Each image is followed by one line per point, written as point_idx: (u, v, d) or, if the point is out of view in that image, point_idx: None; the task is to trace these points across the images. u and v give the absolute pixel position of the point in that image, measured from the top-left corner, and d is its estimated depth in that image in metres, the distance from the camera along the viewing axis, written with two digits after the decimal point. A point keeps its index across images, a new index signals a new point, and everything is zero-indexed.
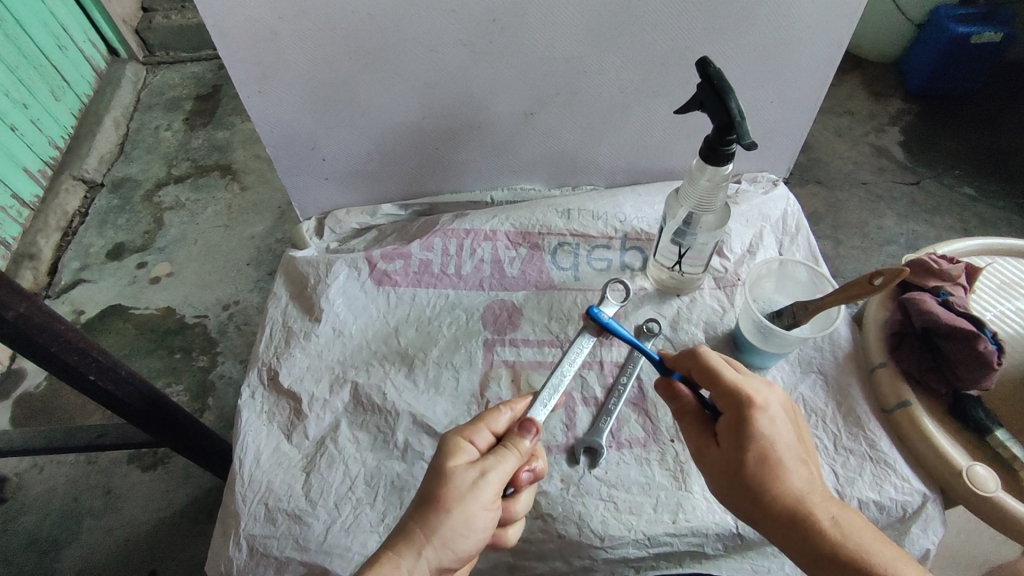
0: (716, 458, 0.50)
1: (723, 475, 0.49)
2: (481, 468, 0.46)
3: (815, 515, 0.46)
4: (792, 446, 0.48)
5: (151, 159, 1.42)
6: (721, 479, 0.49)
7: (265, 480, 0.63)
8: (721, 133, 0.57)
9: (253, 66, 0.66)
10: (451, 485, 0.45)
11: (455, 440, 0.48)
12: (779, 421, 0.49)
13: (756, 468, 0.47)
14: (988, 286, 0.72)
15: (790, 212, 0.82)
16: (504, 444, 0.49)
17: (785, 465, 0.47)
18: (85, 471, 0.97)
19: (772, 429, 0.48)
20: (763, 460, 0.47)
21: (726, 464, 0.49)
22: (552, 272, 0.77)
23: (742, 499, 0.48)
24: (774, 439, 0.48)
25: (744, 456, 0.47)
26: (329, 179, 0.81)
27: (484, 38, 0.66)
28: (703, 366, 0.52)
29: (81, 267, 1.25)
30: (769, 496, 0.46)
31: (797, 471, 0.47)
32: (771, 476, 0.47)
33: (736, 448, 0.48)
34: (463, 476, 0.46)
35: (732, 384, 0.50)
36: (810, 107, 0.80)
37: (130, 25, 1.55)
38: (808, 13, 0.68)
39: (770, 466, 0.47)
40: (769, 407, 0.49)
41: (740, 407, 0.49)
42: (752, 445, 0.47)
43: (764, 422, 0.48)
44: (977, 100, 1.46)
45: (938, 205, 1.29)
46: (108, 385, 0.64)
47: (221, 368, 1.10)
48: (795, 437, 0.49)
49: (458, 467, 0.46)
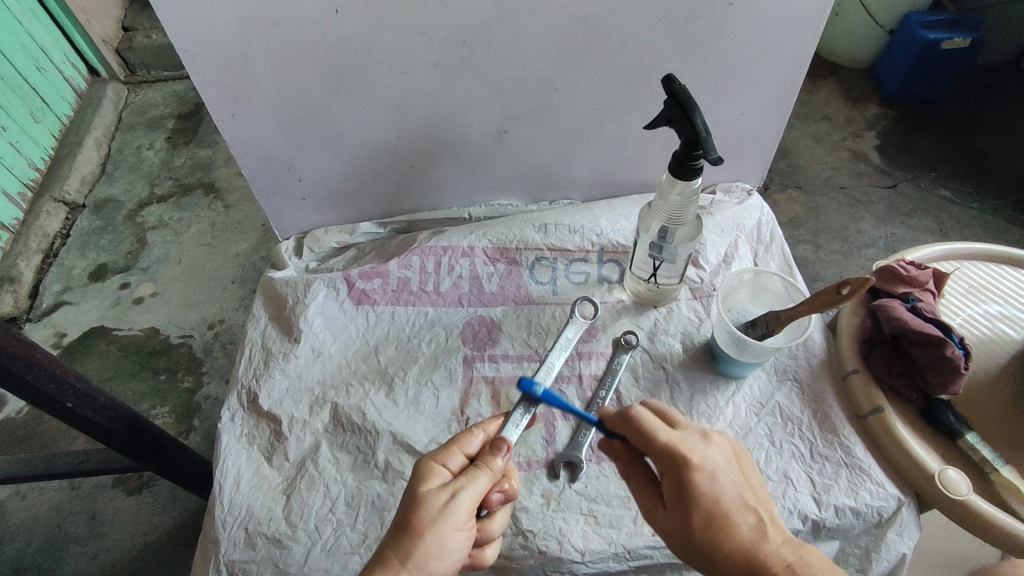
0: (664, 523, 0.50)
1: (674, 536, 0.49)
2: (453, 489, 0.47)
3: (770, 564, 0.46)
4: (737, 498, 0.48)
5: (134, 179, 1.42)
6: (673, 542, 0.49)
7: (245, 504, 0.63)
8: (688, 149, 0.58)
9: (225, 90, 0.66)
10: (423, 510, 0.46)
11: (429, 464, 0.49)
12: (720, 477, 0.48)
13: (703, 531, 0.47)
14: (957, 290, 0.73)
15: (764, 221, 0.84)
16: (477, 464, 0.50)
17: (731, 520, 0.47)
18: (68, 497, 0.96)
19: (714, 488, 0.48)
20: (710, 521, 0.47)
21: (674, 529, 0.49)
22: (530, 287, 0.77)
23: (695, 559, 0.49)
24: (718, 496, 0.48)
25: (691, 519, 0.48)
26: (307, 199, 0.82)
27: (454, 59, 0.67)
28: (637, 430, 0.51)
29: (63, 289, 1.24)
30: (721, 555, 0.47)
31: (746, 522, 0.48)
32: (719, 535, 0.47)
33: (682, 508, 0.48)
34: (435, 499, 0.46)
35: (667, 446, 0.49)
36: (780, 118, 0.81)
37: (110, 45, 1.55)
38: (772, 28, 0.69)
39: (717, 524, 0.47)
40: (708, 467, 0.48)
41: (681, 470, 0.48)
42: (698, 504, 0.47)
43: (703, 482, 0.48)
44: (950, 103, 1.49)
45: (915, 208, 1.31)
46: (86, 411, 0.63)
47: (206, 388, 1.09)
48: (740, 487, 0.49)
49: (431, 491, 0.47)
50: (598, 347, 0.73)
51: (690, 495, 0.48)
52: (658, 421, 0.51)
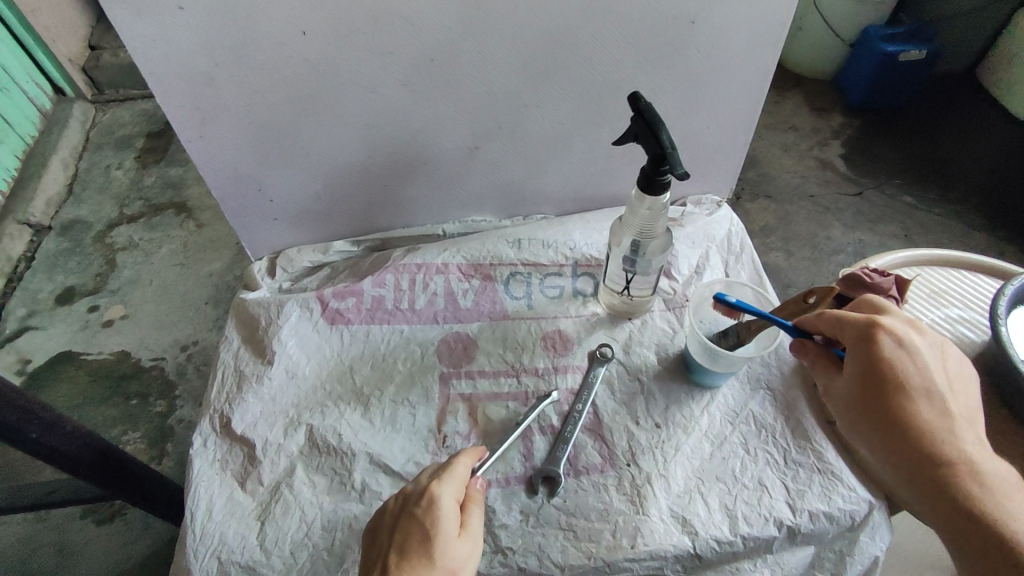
0: (849, 382, 0.54)
1: (857, 396, 0.54)
2: (471, 536, 0.54)
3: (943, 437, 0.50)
4: (930, 371, 0.52)
5: (102, 200, 1.40)
6: (857, 402, 0.54)
7: (219, 531, 0.62)
8: (655, 164, 0.58)
9: (192, 111, 0.66)
10: (458, 558, 0.51)
11: (448, 505, 0.53)
12: (915, 348, 0.52)
13: (891, 387, 0.52)
14: (919, 295, 0.76)
15: (733, 232, 0.85)
16: (469, 504, 0.56)
17: (914, 388, 0.51)
18: (35, 529, 0.93)
19: (899, 360, 0.52)
20: (895, 381, 0.52)
21: (862, 384, 0.53)
22: (505, 302, 0.77)
23: (885, 427, 0.52)
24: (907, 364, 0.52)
25: (881, 375, 0.52)
26: (279, 219, 0.81)
27: (423, 77, 0.67)
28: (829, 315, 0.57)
29: (28, 314, 1.21)
30: (903, 416, 0.51)
31: (928, 403, 0.51)
32: (904, 397, 0.51)
33: (878, 372, 0.52)
34: (463, 546, 0.52)
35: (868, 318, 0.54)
36: (745, 131, 0.83)
37: (77, 64, 1.53)
38: (734, 44, 0.71)
39: (900, 387, 0.51)
40: (905, 335, 0.53)
41: (877, 334, 0.53)
42: (877, 364, 0.52)
43: (895, 346, 0.52)
44: (910, 113, 1.54)
45: (880, 214, 1.35)
46: (51, 442, 0.62)
47: (179, 412, 1.07)
48: (935, 364, 0.52)
49: (458, 538, 0.52)
50: (573, 361, 0.73)
51: (881, 359, 0.52)
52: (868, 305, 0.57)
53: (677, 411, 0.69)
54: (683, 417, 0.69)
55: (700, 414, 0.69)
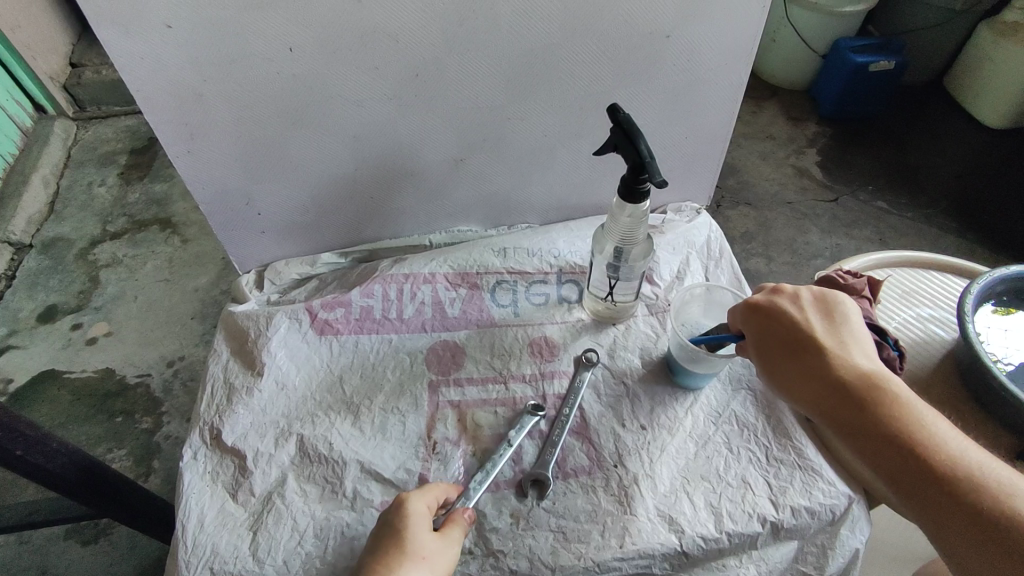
0: (760, 347, 0.59)
1: (771, 355, 0.58)
2: (442, 534, 0.55)
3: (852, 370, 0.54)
4: (823, 323, 0.58)
5: (85, 217, 1.39)
6: (773, 362, 0.58)
7: (210, 543, 0.62)
8: (635, 173, 0.61)
9: (180, 127, 0.67)
10: (418, 540, 0.53)
11: (418, 503, 0.56)
12: (806, 306, 0.59)
13: (796, 338, 0.57)
14: (891, 295, 0.78)
15: (713, 238, 0.88)
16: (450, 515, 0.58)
17: (814, 334, 0.56)
18: (18, 551, 0.92)
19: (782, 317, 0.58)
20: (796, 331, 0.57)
21: (770, 343, 0.58)
22: (492, 310, 0.79)
23: (794, 381, 0.56)
24: (801, 317, 0.58)
25: (784, 330, 0.58)
26: (267, 233, 0.82)
27: (408, 91, 0.69)
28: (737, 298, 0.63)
29: (9, 333, 1.20)
30: (811, 358, 0.55)
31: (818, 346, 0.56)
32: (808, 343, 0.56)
33: (769, 337, 0.58)
34: (428, 536, 0.54)
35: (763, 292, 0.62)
36: (722, 140, 0.86)
37: (58, 81, 1.53)
38: (708, 56, 0.74)
39: (804, 335, 0.56)
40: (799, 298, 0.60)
41: (768, 300, 0.60)
42: (764, 331, 0.58)
43: (787, 305, 0.59)
44: (881, 121, 1.59)
45: (856, 219, 1.39)
46: (38, 458, 0.62)
47: (166, 428, 1.07)
48: (826, 318, 0.58)
49: (424, 528, 0.54)
50: (560, 366, 0.75)
51: (775, 316, 0.58)
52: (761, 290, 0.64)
53: (662, 412, 0.71)
54: (668, 419, 0.71)
55: (684, 415, 0.71)
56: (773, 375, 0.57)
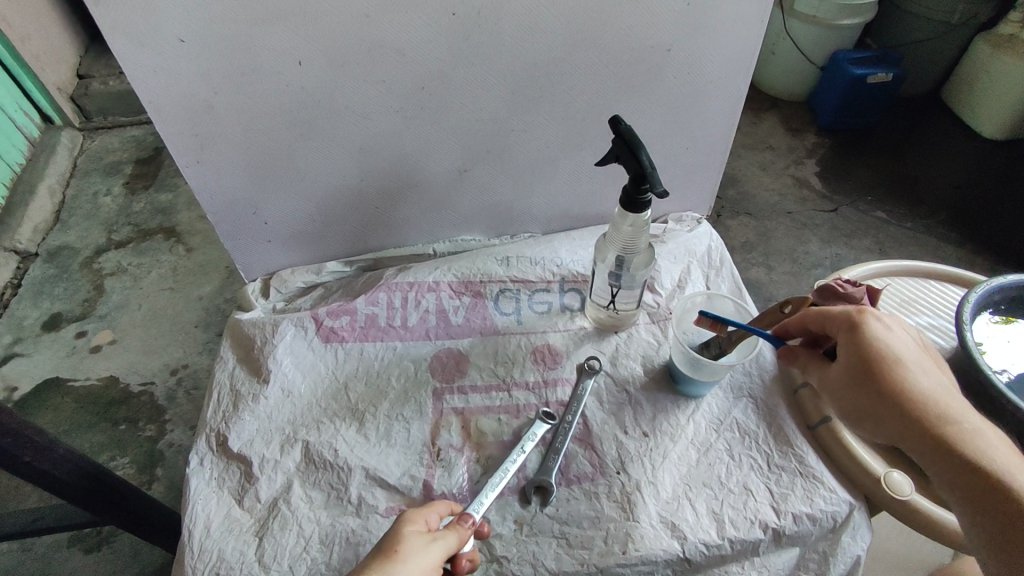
0: (848, 375, 0.54)
1: (859, 384, 0.53)
2: (434, 537, 0.51)
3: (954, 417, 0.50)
4: (916, 357, 0.53)
5: (90, 226, 1.40)
6: (862, 393, 0.52)
7: (216, 549, 0.62)
8: (636, 184, 0.62)
9: (191, 138, 0.68)
10: (406, 543, 0.49)
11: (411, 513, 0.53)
12: (898, 336, 0.54)
13: (894, 371, 0.51)
14: (890, 304, 0.79)
15: (713, 247, 0.89)
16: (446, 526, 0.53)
17: (913, 371, 0.52)
18: (21, 559, 0.92)
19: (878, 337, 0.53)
20: (894, 364, 0.52)
21: (861, 372, 0.53)
22: (495, 318, 0.80)
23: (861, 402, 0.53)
24: (897, 348, 0.53)
25: (879, 359, 0.52)
26: (273, 242, 0.83)
27: (414, 104, 0.70)
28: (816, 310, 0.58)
29: (14, 341, 1.20)
30: (911, 398, 0.50)
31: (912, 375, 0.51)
32: (905, 381, 0.51)
33: (850, 351, 0.54)
34: (418, 540, 0.49)
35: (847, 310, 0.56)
36: (722, 151, 0.87)
37: (65, 92, 1.55)
38: (708, 70, 0.75)
39: (901, 370, 0.51)
40: (887, 325, 0.55)
41: (853, 316, 0.54)
42: (843, 348, 0.54)
43: (883, 332, 0.53)
44: (879, 132, 1.61)
45: (855, 229, 1.40)
46: (46, 464, 0.62)
47: (169, 436, 1.07)
48: (918, 351, 0.54)
49: (414, 532, 0.50)
50: (563, 374, 0.75)
51: (859, 335, 0.54)
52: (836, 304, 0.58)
53: (663, 419, 0.72)
54: (670, 426, 0.71)
55: (686, 423, 0.72)
56: (840, 394, 0.54)
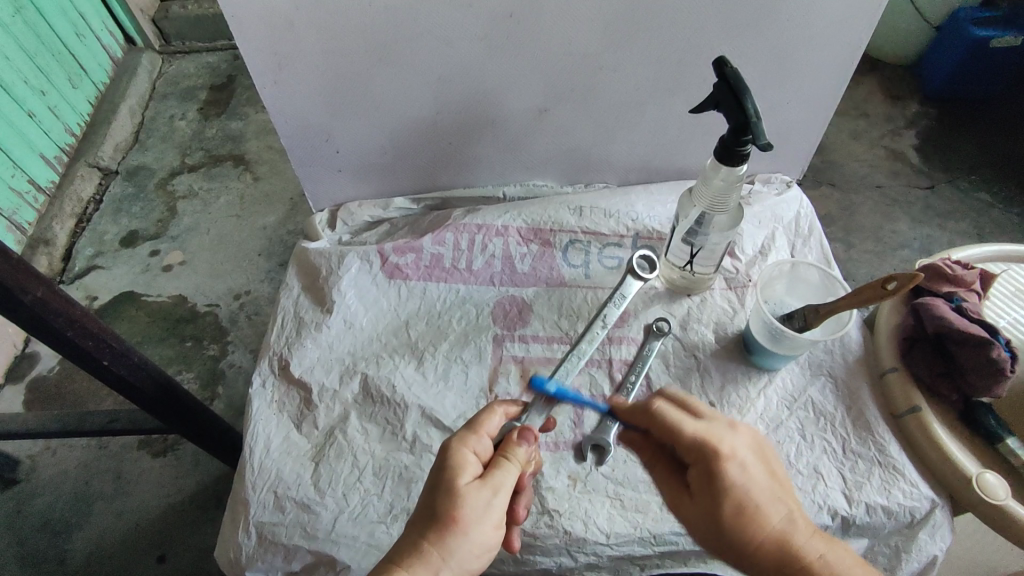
0: (696, 512, 0.50)
1: (705, 527, 0.49)
2: (493, 486, 0.46)
3: (802, 555, 0.46)
4: (768, 488, 0.48)
5: (166, 148, 1.44)
6: (705, 533, 0.49)
7: (275, 468, 0.64)
8: (736, 134, 0.57)
9: (270, 56, 0.66)
10: (465, 506, 0.45)
11: (460, 454, 0.48)
12: (748, 468, 0.48)
13: (735, 521, 0.47)
14: (1001, 292, 0.72)
15: (803, 214, 0.82)
16: (503, 455, 0.49)
17: (762, 510, 0.47)
18: (95, 456, 0.98)
19: (743, 477, 0.48)
20: (740, 510, 0.47)
21: (707, 517, 0.49)
22: (563, 269, 0.77)
23: (730, 550, 0.48)
24: (746, 487, 0.47)
25: (730, 509, 0.47)
26: (343, 172, 0.82)
27: (500, 34, 0.66)
28: (660, 422, 0.51)
29: (95, 254, 1.26)
30: (770, 547, 0.46)
31: (776, 513, 0.47)
32: (757, 522, 0.47)
33: (710, 500, 0.48)
34: (477, 497, 0.46)
35: (693, 438, 0.49)
36: (825, 108, 0.79)
37: (147, 15, 1.56)
38: (829, 14, 0.67)
39: (747, 513, 0.47)
40: (737, 454, 0.48)
41: (709, 457, 0.48)
42: (717, 498, 0.48)
43: (733, 472, 0.48)
44: (996, 104, 1.44)
45: (953, 210, 1.28)
46: (121, 370, 0.64)
47: (231, 357, 1.11)
48: (771, 479, 0.49)
49: (470, 486, 0.46)
50: (629, 333, 0.72)
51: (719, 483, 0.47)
52: (683, 413, 0.51)
53: (733, 390, 0.68)
54: (740, 398, 0.67)
55: (757, 396, 0.67)
56: (705, 536, 0.50)
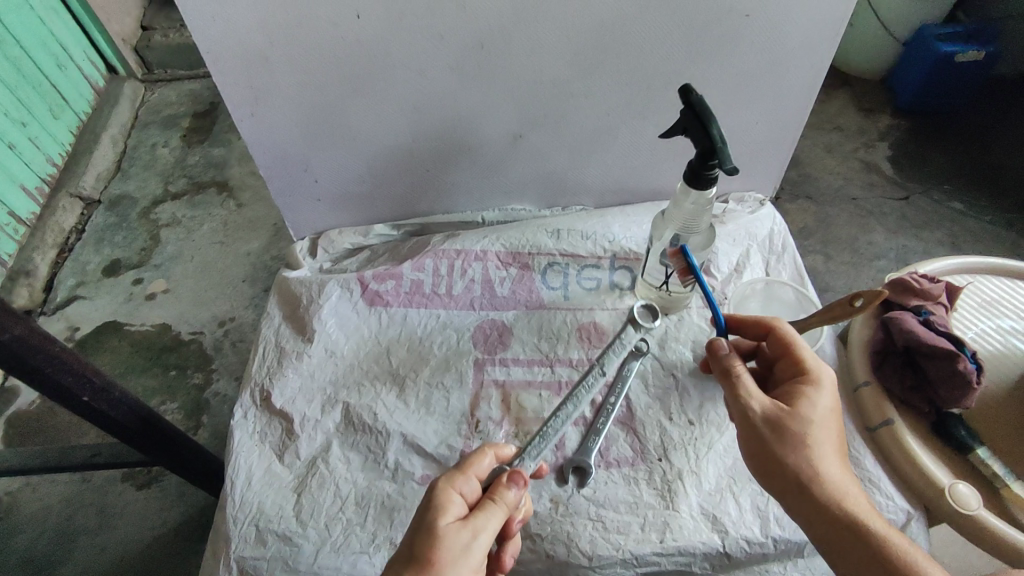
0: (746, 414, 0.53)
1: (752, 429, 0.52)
2: (473, 529, 0.46)
3: (832, 483, 0.49)
4: (832, 421, 0.52)
5: (149, 177, 1.44)
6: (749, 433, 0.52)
7: (257, 500, 0.64)
8: (703, 159, 0.58)
9: (246, 90, 0.67)
10: (443, 548, 0.45)
11: (446, 495, 0.48)
12: (831, 399, 0.52)
13: (786, 427, 0.50)
14: (969, 303, 0.74)
15: (776, 231, 0.84)
16: (490, 497, 0.49)
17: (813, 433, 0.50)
18: (78, 490, 0.97)
19: (823, 401, 0.52)
20: (796, 420, 0.50)
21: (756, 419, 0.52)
22: (541, 292, 0.78)
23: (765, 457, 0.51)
24: (812, 409, 0.51)
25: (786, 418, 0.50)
26: (322, 201, 0.83)
27: (472, 63, 0.67)
28: (778, 339, 0.57)
29: (77, 284, 1.25)
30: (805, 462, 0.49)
31: (826, 441, 0.50)
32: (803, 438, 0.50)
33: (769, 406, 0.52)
34: (455, 539, 0.46)
35: (802, 358, 0.55)
36: (793, 127, 0.81)
37: (129, 44, 1.57)
38: (791, 38, 0.70)
39: (800, 426, 0.50)
40: (825, 385, 0.53)
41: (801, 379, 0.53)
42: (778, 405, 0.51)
43: (817, 394, 0.52)
44: (964, 116, 1.48)
45: (926, 220, 1.31)
46: (101, 405, 0.64)
47: (215, 385, 1.10)
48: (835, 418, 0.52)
49: (451, 528, 0.46)
50: None
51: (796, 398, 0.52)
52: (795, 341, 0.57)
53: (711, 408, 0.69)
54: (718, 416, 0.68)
55: None
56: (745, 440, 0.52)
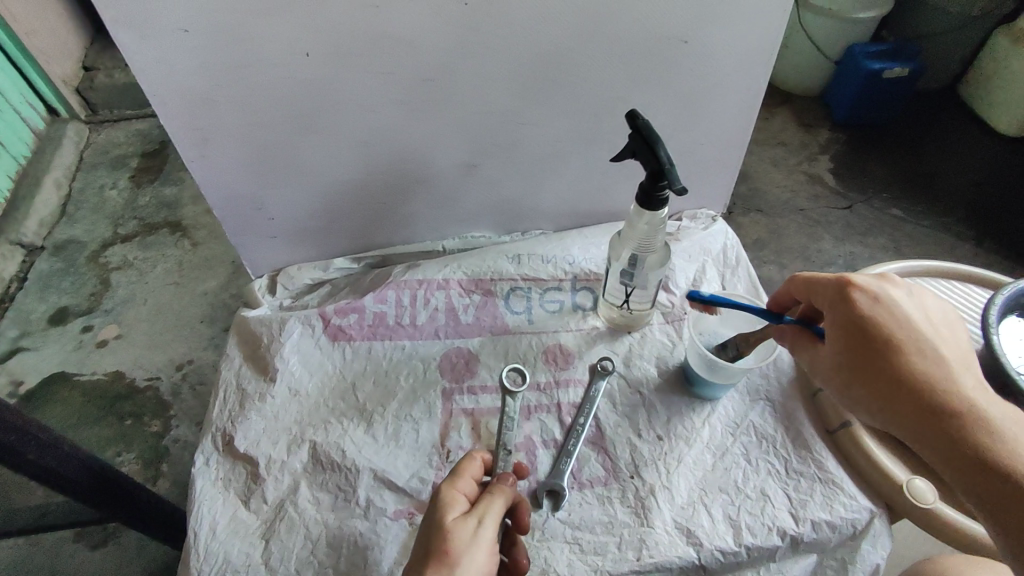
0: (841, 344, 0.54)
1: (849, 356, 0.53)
2: (478, 516, 0.48)
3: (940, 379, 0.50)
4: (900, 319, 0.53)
5: (97, 220, 1.39)
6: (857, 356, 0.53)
7: (222, 551, 0.61)
8: (654, 180, 0.60)
9: (193, 131, 0.67)
10: (455, 537, 0.46)
11: (449, 494, 0.50)
12: (886, 301, 0.54)
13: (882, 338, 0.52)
14: None
15: (729, 246, 0.87)
16: (487, 491, 0.51)
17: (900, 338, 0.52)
18: (28, 553, 0.92)
19: (899, 304, 0.53)
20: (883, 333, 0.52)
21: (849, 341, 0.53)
22: (505, 317, 0.78)
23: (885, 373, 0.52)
24: (890, 317, 0.53)
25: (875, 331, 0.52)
26: (277, 237, 0.82)
27: (421, 96, 0.69)
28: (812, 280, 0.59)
29: (21, 335, 1.20)
30: (921, 369, 0.50)
31: (908, 345, 0.51)
32: (895, 344, 0.52)
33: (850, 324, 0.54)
34: (465, 528, 0.47)
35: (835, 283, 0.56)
36: (736, 146, 0.85)
37: (71, 85, 1.53)
38: (725, 63, 0.73)
39: (891, 338, 0.52)
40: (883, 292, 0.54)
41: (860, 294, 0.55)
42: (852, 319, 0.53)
43: (901, 300, 0.54)
44: (896, 127, 1.57)
45: (869, 227, 1.37)
46: (50, 462, 0.61)
47: (175, 431, 1.06)
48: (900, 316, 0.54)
49: (457, 520, 0.47)
50: (575, 374, 0.74)
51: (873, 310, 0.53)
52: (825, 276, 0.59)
53: (679, 422, 0.70)
54: (686, 429, 0.70)
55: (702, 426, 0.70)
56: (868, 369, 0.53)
